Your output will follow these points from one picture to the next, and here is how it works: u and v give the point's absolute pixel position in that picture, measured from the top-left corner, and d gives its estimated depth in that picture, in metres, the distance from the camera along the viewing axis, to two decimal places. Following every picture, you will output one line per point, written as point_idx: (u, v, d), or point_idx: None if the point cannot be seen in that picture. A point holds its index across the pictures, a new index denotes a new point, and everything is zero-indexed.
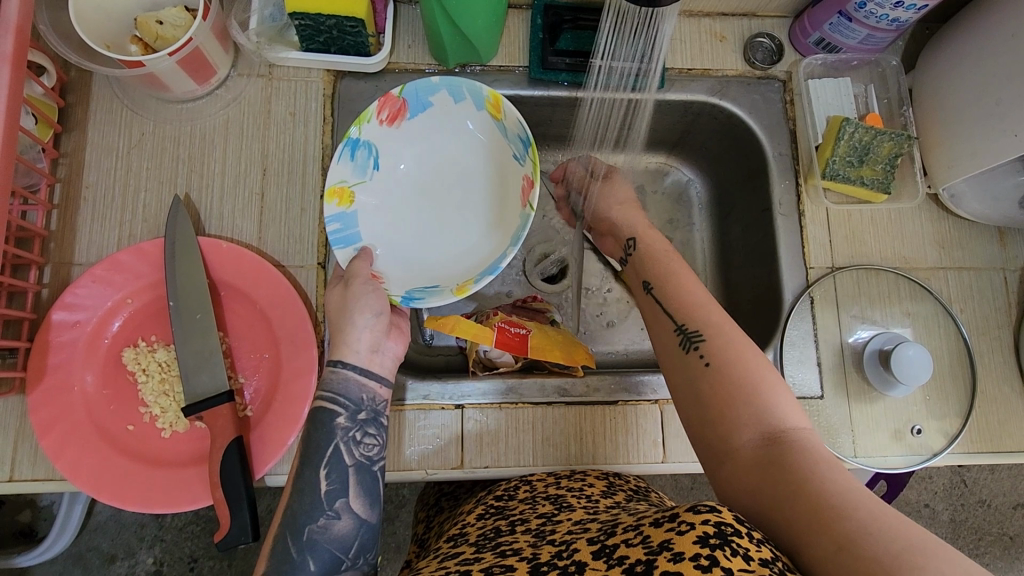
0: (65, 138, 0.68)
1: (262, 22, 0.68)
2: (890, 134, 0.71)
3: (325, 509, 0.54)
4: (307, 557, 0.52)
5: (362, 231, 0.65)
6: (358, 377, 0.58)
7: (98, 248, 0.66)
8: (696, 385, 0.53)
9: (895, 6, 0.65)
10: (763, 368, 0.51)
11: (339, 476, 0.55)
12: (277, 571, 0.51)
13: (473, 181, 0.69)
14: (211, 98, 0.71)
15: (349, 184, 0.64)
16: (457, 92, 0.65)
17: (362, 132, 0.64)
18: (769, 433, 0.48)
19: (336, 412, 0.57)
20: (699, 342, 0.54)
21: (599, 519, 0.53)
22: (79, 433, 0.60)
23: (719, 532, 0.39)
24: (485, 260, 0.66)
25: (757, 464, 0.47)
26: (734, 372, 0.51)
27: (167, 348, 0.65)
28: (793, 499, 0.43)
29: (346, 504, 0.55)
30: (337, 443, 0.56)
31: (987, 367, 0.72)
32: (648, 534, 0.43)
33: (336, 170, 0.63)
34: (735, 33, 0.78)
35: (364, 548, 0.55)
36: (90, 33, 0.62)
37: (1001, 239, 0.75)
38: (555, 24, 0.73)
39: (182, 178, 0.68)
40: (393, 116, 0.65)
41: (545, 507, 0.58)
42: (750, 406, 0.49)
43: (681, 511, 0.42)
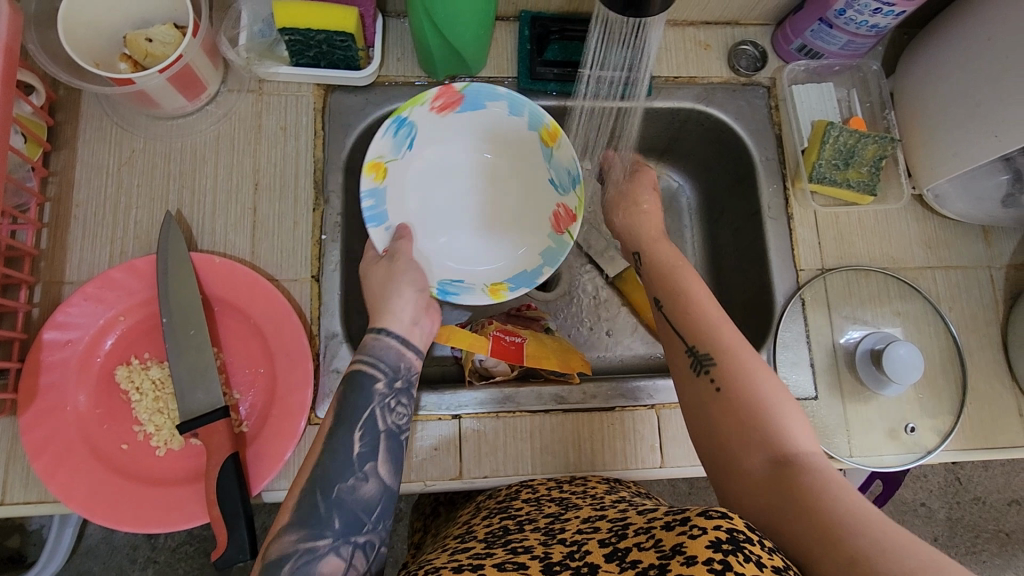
0: (55, 156, 0.68)
1: (251, 39, 0.69)
2: (873, 137, 0.72)
3: (354, 470, 0.54)
4: (332, 513, 0.52)
5: (390, 209, 0.69)
6: (399, 346, 0.61)
7: (90, 266, 0.66)
8: (706, 408, 0.53)
9: (874, 12, 0.66)
10: (773, 391, 0.52)
11: (371, 438, 0.56)
12: (302, 523, 0.51)
13: (511, 188, 0.75)
14: (201, 114, 0.71)
15: (386, 159, 0.68)
16: (516, 107, 0.69)
17: (413, 112, 0.68)
18: (776, 454, 0.48)
19: (375, 377, 0.59)
20: (711, 366, 0.54)
21: (607, 517, 0.53)
22: (72, 453, 0.60)
23: (731, 538, 0.39)
24: (508, 263, 0.73)
25: (768, 486, 0.47)
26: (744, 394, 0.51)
27: (161, 365, 0.65)
28: (800, 520, 0.43)
29: (375, 468, 0.55)
30: (375, 406, 0.58)
31: (977, 364, 0.73)
32: (660, 538, 0.43)
33: (376, 145, 0.66)
34: (720, 41, 0.80)
35: (383, 514, 0.55)
36: (80, 51, 0.62)
37: (987, 237, 0.76)
38: (543, 35, 0.74)
39: (173, 194, 0.68)
40: (443, 104, 0.70)
41: (551, 508, 0.58)
42: (759, 427, 0.50)
43: (693, 516, 0.42)
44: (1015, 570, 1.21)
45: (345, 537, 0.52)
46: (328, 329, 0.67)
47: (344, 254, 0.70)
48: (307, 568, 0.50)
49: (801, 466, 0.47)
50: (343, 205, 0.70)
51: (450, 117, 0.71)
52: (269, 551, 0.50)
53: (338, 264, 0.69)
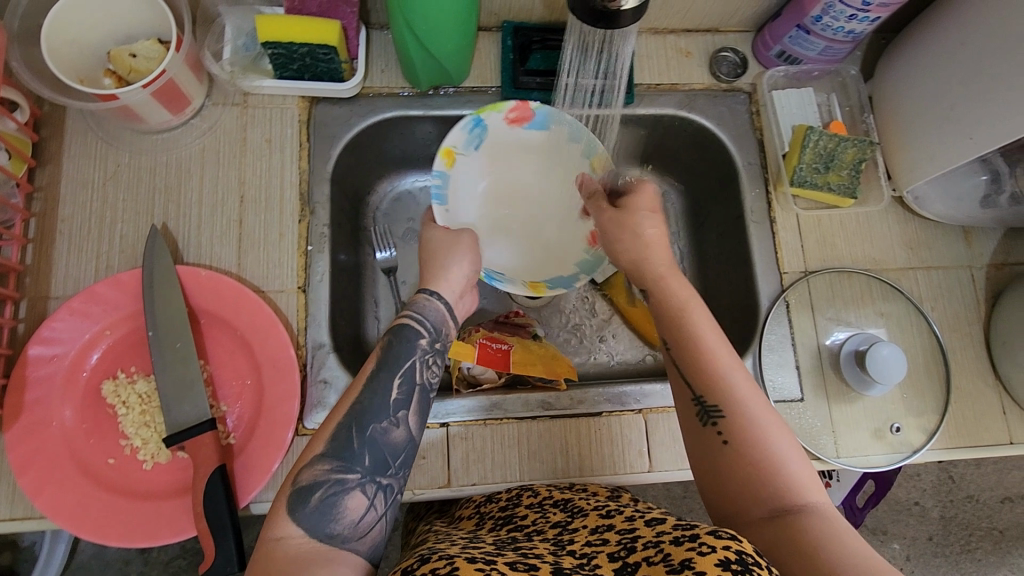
0: (39, 172, 0.68)
1: (235, 52, 0.70)
2: (853, 141, 0.73)
3: (388, 414, 0.53)
4: (363, 451, 0.51)
5: (451, 195, 0.72)
6: (445, 310, 0.60)
7: (75, 281, 0.66)
8: (713, 456, 0.52)
9: (850, 18, 0.67)
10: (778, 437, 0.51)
11: (407, 388, 0.55)
12: (336, 455, 0.50)
13: (559, 203, 0.76)
14: (186, 127, 0.71)
15: (457, 149, 0.71)
16: (576, 134, 0.72)
17: (489, 117, 0.71)
18: (783, 504, 0.48)
19: (420, 333, 0.57)
20: (716, 413, 0.53)
21: (615, 527, 0.53)
22: (58, 469, 0.60)
23: (740, 558, 0.42)
24: (543, 270, 0.75)
25: (776, 541, 0.47)
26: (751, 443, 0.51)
27: (148, 379, 0.65)
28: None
29: (406, 417, 0.54)
30: (417, 359, 0.56)
31: (960, 363, 0.74)
32: (669, 552, 0.45)
33: (452, 134, 0.70)
34: (700, 48, 0.81)
35: (406, 464, 0.54)
36: (64, 67, 0.62)
37: (967, 237, 0.77)
38: (525, 44, 0.75)
39: (159, 208, 0.69)
40: (518, 119, 0.72)
41: (557, 516, 0.58)
42: (768, 477, 0.49)
43: (702, 534, 0.45)
44: (1010, 567, 1.21)
45: (372, 476, 0.51)
46: (315, 339, 0.67)
47: (331, 264, 0.70)
48: (335, 500, 0.49)
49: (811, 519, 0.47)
50: (329, 216, 0.71)
51: (518, 132, 0.73)
52: (300, 477, 0.49)
53: (324, 274, 0.69)
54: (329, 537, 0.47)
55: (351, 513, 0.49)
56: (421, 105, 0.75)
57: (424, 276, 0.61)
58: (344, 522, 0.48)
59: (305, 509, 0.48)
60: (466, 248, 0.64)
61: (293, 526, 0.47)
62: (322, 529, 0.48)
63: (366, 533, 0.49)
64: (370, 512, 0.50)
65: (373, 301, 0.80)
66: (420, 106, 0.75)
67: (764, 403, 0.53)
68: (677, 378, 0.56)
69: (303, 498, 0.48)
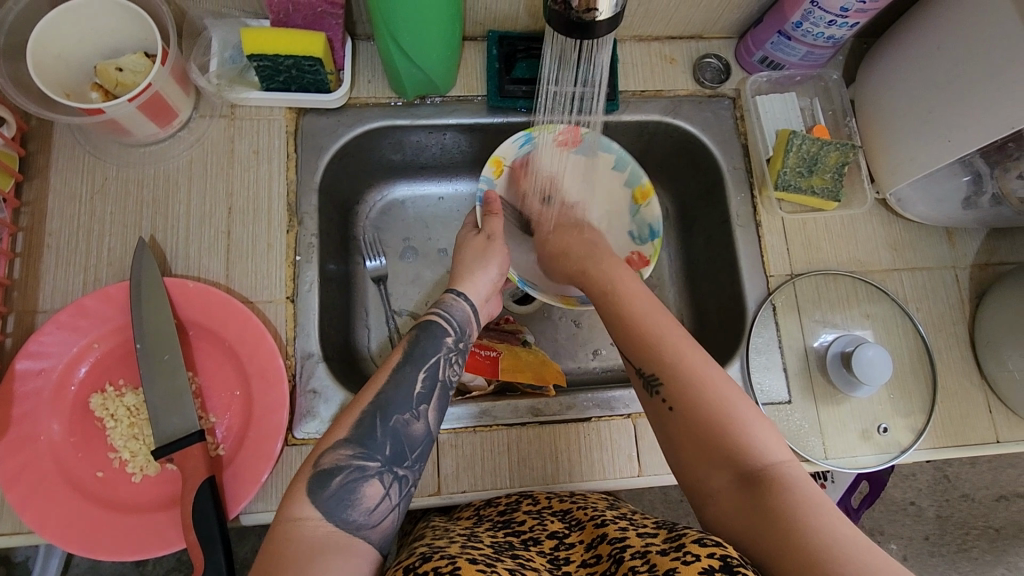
0: (27, 186, 0.68)
1: (222, 65, 0.70)
2: (835, 145, 0.74)
3: (410, 406, 0.55)
4: (386, 440, 0.53)
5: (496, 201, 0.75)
6: (470, 312, 0.64)
7: (63, 294, 0.66)
8: (668, 431, 0.53)
9: (829, 24, 0.68)
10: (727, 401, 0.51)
11: (430, 382, 0.57)
12: (359, 441, 0.52)
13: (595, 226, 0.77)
14: (174, 140, 0.72)
15: (507, 161, 0.74)
16: (620, 162, 0.74)
17: (539, 136, 0.73)
18: (741, 471, 0.48)
19: (446, 330, 0.61)
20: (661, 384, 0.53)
21: (607, 536, 0.53)
22: (46, 484, 0.59)
23: (725, 564, 0.42)
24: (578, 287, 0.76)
25: (736, 507, 0.47)
26: (696, 407, 0.51)
27: (136, 391, 0.65)
28: (770, 537, 0.44)
29: (427, 410, 0.56)
30: (442, 355, 0.59)
31: (946, 363, 0.74)
32: (654, 562, 0.45)
33: (503, 146, 0.73)
34: (684, 55, 0.82)
35: (421, 458, 0.55)
36: (50, 82, 0.63)
37: (951, 238, 0.78)
38: (510, 54, 0.76)
39: (147, 221, 0.69)
40: (566, 142, 0.74)
41: (555, 524, 0.59)
42: (721, 443, 0.49)
43: (687, 543, 0.45)
44: (1007, 566, 1.22)
45: (390, 466, 0.52)
46: (304, 349, 0.67)
47: (320, 273, 0.71)
48: (354, 486, 0.50)
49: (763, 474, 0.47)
50: (318, 226, 0.71)
51: (566, 155, 0.74)
52: (322, 460, 0.51)
53: (313, 284, 0.69)
54: (345, 523, 0.48)
55: (368, 501, 0.50)
56: (408, 114, 0.75)
57: (454, 277, 0.66)
58: (360, 509, 0.49)
59: (324, 493, 0.49)
60: (498, 255, 0.68)
61: (312, 507, 0.48)
62: (339, 514, 0.48)
63: (380, 521, 0.50)
64: (385, 501, 0.51)
65: (363, 310, 0.81)
66: (406, 116, 0.75)
67: (712, 367, 0.53)
68: (628, 353, 0.57)
69: (323, 482, 0.49)
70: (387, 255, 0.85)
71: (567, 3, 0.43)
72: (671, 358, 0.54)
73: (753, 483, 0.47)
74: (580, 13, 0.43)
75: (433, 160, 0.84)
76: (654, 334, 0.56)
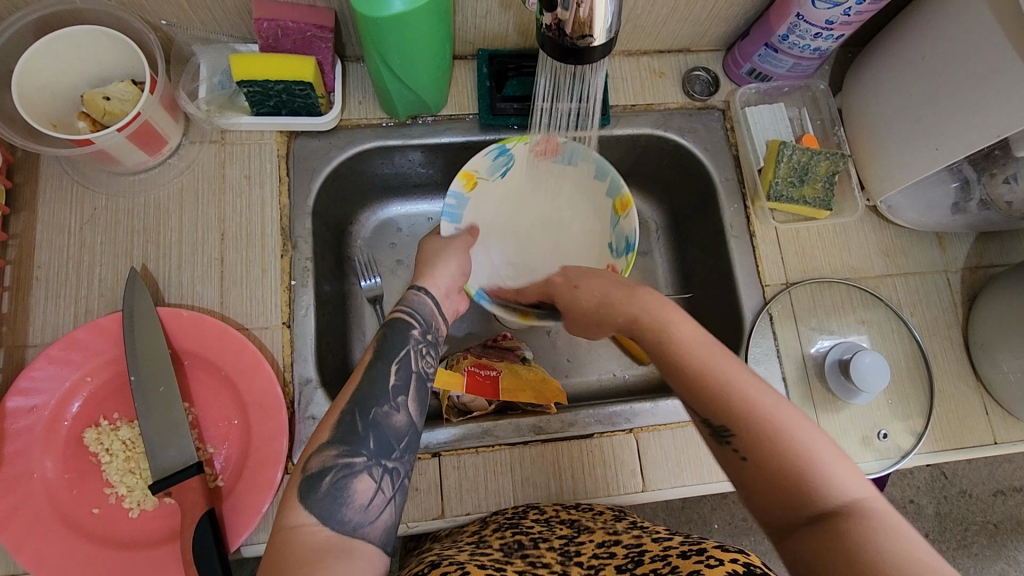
0: (14, 219, 0.67)
1: (211, 90, 0.70)
2: (825, 154, 0.74)
3: (388, 399, 0.54)
4: (369, 435, 0.52)
5: (467, 212, 0.74)
6: (434, 306, 0.63)
7: (54, 328, 0.65)
8: (739, 474, 0.47)
9: (815, 36, 0.69)
10: (803, 436, 0.46)
11: (404, 375, 0.56)
12: (342, 440, 0.51)
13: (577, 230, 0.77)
14: (163, 167, 0.71)
15: (479, 173, 0.72)
16: (602, 170, 0.72)
17: (514, 148, 0.71)
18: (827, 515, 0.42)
19: (412, 324, 0.60)
20: (728, 429, 0.48)
21: (622, 541, 0.55)
22: (40, 523, 0.58)
23: (748, 569, 0.44)
24: None
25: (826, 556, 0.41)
26: (766, 448, 0.46)
27: (131, 424, 0.64)
28: None
29: (407, 402, 0.55)
30: (410, 346, 0.58)
31: (942, 367, 0.75)
32: (677, 564, 0.47)
33: (475, 159, 0.71)
34: (673, 68, 0.82)
35: (410, 449, 0.54)
36: (36, 113, 0.62)
37: (941, 243, 0.79)
38: (500, 72, 0.76)
39: (138, 250, 0.68)
40: (545, 151, 0.73)
41: (563, 530, 0.59)
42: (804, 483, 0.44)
43: (710, 550, 0.47)
44: (1007, 561, 1.22)
45: (378, 459, 0.51)
46: (302, 375, 0.66)
47: (316, 297, 0.70)
48: (344, 484, 0.49)
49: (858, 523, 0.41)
50: (312, 249, 0.71)
51: (547, 164, 0.74)
52: (310, 464, 0.50)
53: (309, 308, 0.69)
54: (341, 524, 0.47)
55: (360, 497, 0.49)
56: (400, 134, 0.75)
57: (417, 274, 0.65)
58: (355, 507, 0.48)
59: (317, 496, 0.48)
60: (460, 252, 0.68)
61: (305, 512, 0.47)
62: (334, 515, 0.47)
63: (376, 518, 0.49)
64: (378, 496, 0.50)
65: (360, 331, 0.80)
66: (398, 136, 0.75)
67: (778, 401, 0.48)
68: (686, 395, 0.51)
69: (314, 485, 0.48)
70: (382, 275, 0.84)
71: (560, 29, 0.43)
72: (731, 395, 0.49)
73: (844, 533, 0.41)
74: (574, 40, 0.43)
75: (425, 179, 0.84)
76: (705, 367, 0.51)
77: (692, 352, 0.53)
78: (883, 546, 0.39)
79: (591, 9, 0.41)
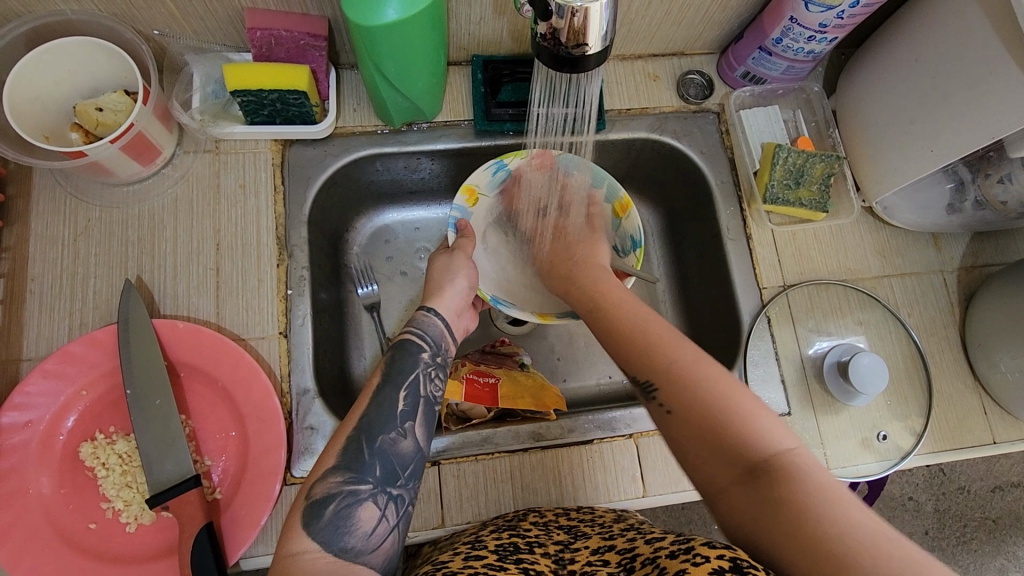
0: (7, 232, 0.67)
1: (205, 100, 0.69)
2: (821, 156, 0.74)
3: (396, 425, 0.54)
4: (375, 462, 0.52)
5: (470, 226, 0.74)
6: (444, 328, 0.62)
7: (48, 341, 0.65)
8: (668, 433, 0.51)
9: (809, 39, 0.69)
10: (729, 391, 0.49)
11: (412, 400, 0.56)
12: (348, 467, 0.51)
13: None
14: (158, 177, 0.70)
15: (480, 188, 0.73)
16: (598, 176, 0.72)
17: (510, 163, 0.72)
18: (750, 466, 0.45)
19: (422, 347, 0.60)
20: (657, 387, 0.52)
21: (617, 547, 0.55)
22: (36, 540, 0.57)
23: (734, 565, 0.44)
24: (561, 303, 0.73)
25: (752, 504, 0.44)
26: (696, 404, 0.49)
27: (128, 438, 0.63)
28: (793, 530, 0.41)
29: (414, 427, 0.55)
30: (420, 370, 0.58)
31: (939, 366, 0.75)
32: (664, 564, 0.48)
33: (475, 173, 0.72)
34: (667, 72, 0.82)
35: (415, 475, 0.54)
36: (28, 125, 0.62)
37: (936, 242, 0.79)
38: (495, 78, 0.76)
39: (133, 261, 0.68)
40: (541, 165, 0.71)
41: (561, 535, 0.59)
42: (729, 437, 0.47)
43: (697, 546, 0.47)
44: (1006, 557, 1.22)
45: (383, 487, 0.51)
46: (300, 385, 0.66)
47: (313, 305, 0.70)
48: (350, 511, 0.49)
49: (777, 470, 0.44)
50: (308, 258, 0.70)
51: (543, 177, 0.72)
52: (315, 491, 0.49)
53: (306, 317, 0.68)
54: (344, 551, 0.47)
55: (364, 525, 0.49)
56: (395, 141, 0.75)
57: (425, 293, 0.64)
58: (358, 535, 0.48)
59: (320, 523, 0.48)
60: (467, 267, 0.66)
61: (309, 539, 0.47)
62: (336, 542, 0.47)
63: (379, 545, 0.49)
64: (382, 524, 0.50)
65: (358, 339, 0.80)
66: (393, 143, 0.75)
67: (708, 364, 0.52)
68: (624, 365, 0.55)
69: (317, 512, 0.48)
70: (379, 282, 0.84)
71: (555, 38, 0.43)
72: (659, 358, 0.53)
73: (765, 479, 0.44)
74: (569, 48, 0.43)
75: (421, 185, 0.84)
76: (647, 336, 0.56)
77: (630, 326, 0.57)
78: (799, 488, 0.42)
79: (586, 16, 0.40)
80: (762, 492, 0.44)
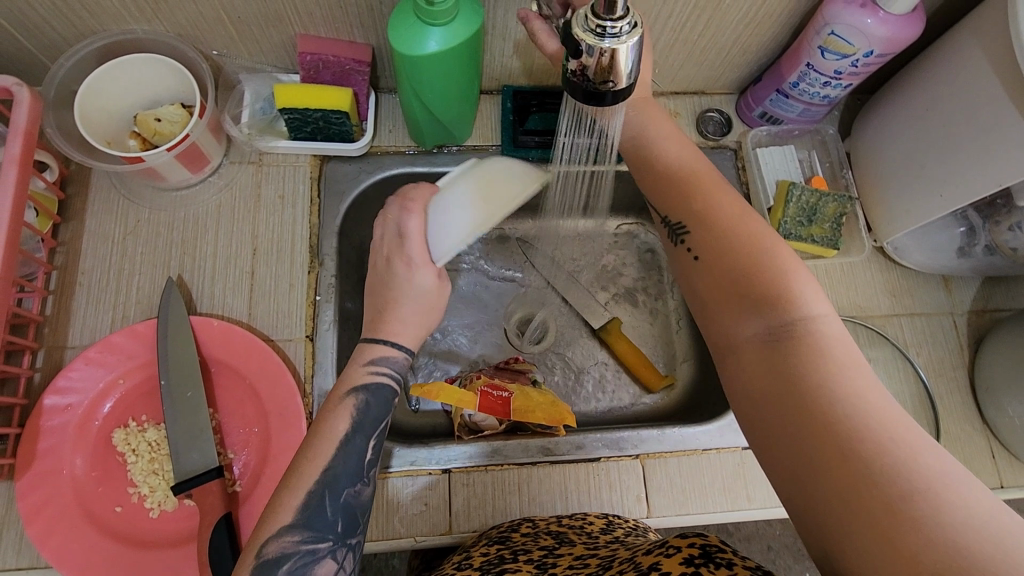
0: (64, 228, 0.72)
1: (253, 116, 0.75)
2: (833, 196, 0.77)
3: (360, 477, 0.56)
4: (337, 518, 0.54)
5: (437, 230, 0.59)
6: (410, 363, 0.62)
7: (92, 330, 0.69)
8: (689, 279, 0.55)
9: (824, 84, 0.73)
10: (772, 257, 0.50)
11: (377, 446, 0.59)
12: (307, 526, 0.52)
13: None
14: (204, 184, 0.75)
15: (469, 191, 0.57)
16: None
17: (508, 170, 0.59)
18: (774, 325, 0.47)
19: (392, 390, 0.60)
20: (687, 232, 0.55)
21: (598, 554, 0.56)
22: (65, 517, 0.60)
23: (703, 551, 0.45)
24: None
25: (761, 363, 0.47)
26: (725, 254, 0.52)
27: (158, 427, 0.66)
28: (793, 403, 0.44)
29: (374, 476, 0.58)
30: (388, 418, 0.60)
31: (946, 407, 0.76)
32: (640, 559, 0.49)
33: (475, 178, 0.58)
34: (688, 109, 0.86)
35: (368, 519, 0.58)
36: (93, 130, 0.67)
37: (947, 286, 0.81)
38: (523, 107, 0.80)
39: (175, 260, 0.72)
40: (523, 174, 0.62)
41: (547, 541, 0.60)
42: (751, 298, 0.49)
43: (670, 539, 0.48)
44: None
45: (342, 540, 0.54)
46: (320, 387, 0.69)
47: (338, 313, 0.73)
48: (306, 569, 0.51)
49: (795, 334, 0.46)
50: (337, 267, 0.74)
51: None
52: (266, 550, 0.51)
53: (331, 323, 0.71)
54: None
55: None
56: (426, 161, 0.79)
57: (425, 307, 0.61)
58: None
59: None
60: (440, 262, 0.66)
61: None
62: None
63: None
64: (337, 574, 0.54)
65: None
66: (424, 163, 0.79)
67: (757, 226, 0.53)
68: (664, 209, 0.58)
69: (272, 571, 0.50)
70: None
71: (585, 74, 0.46)
72: (705, 208, 0.55)
73: (783, 343, 0.46)
74: (596, 84, 0.47)
75: None
76: (693, 182, 0.57)
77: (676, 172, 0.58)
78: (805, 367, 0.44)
79: (613, 56, 0.44)
80: (778, 357, 0.46)
